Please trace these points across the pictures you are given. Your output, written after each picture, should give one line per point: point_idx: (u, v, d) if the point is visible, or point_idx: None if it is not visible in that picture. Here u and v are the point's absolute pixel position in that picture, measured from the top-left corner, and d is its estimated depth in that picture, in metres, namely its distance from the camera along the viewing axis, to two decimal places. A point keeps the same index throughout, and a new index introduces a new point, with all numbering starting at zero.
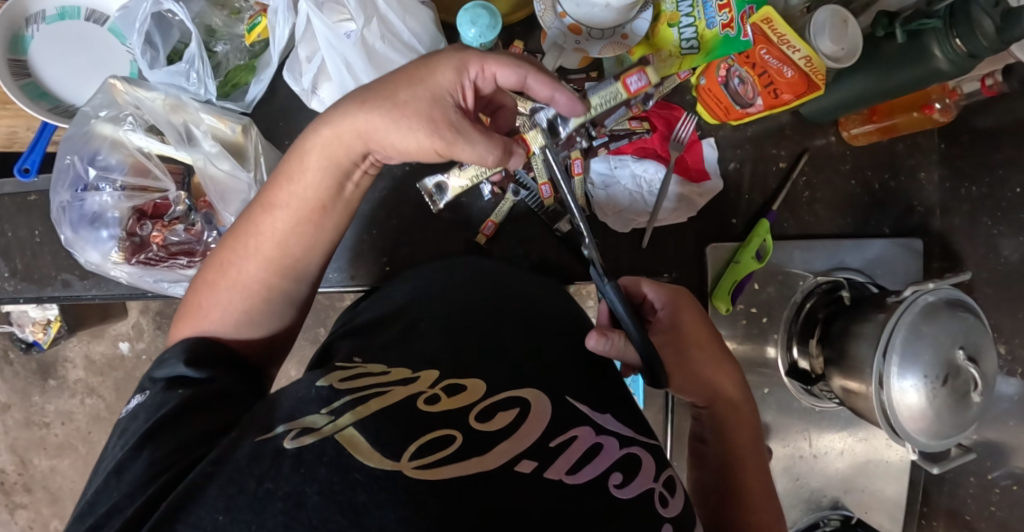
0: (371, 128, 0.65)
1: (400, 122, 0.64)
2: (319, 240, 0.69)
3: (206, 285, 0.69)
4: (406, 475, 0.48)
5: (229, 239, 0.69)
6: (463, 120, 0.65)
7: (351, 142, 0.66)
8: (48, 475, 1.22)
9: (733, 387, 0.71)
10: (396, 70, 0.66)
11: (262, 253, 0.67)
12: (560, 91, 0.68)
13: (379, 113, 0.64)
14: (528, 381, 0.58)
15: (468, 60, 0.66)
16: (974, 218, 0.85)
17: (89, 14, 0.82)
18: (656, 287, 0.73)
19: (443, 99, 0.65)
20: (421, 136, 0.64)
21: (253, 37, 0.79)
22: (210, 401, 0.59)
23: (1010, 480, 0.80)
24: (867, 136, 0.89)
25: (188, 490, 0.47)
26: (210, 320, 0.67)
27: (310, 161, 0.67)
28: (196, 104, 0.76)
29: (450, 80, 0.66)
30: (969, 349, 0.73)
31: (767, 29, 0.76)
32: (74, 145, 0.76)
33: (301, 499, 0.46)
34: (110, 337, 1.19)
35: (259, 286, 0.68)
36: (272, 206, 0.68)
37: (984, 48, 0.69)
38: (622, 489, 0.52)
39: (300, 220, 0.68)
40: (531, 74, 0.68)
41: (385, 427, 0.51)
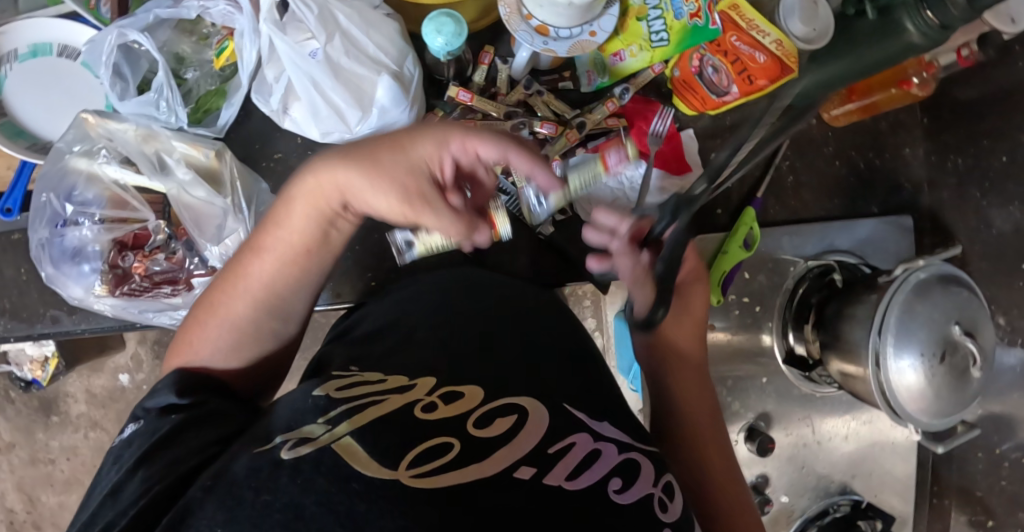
0: (352, 184, 0.63)
1: (376, 184, 0.63)
2: (305, 281, 0.67)
3: (196, 321, 0.67)
4: (404, 483, 0.46)
5: (219, 279, 0.68)
6: (435, 193, 0.63)
7: (331, 195, 0.64)
8: (58, 511, 1.23)
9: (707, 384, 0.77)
10: (386, 132, 0.64)
11: (250, 295, 0.65)
12: (540, 169, 0.64)
13: (358, 173, 0.62)
14: (524, 390, 0.56)
15: (451, 135, 0.64)
16: (963, 190, 0.84)
17: (61, 49, 0.81)
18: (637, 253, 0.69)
19: (421, 170, 0.63)
20: (393, 201, 0.63)
21: (221, 61, 0.79)
22: (205, 417, 0.58)
23: (1019, 454, 0.79)
24: (848, 116, 0.87)
25: (188, 506, 0.46)
26: (200, 356, 0.65)
27: (295, 210, 0.65)
28: (168, 132, 0.77)
29: (431, 151, 0.64)
30: (965, 324, 0.72)
31: (735, 14, 0.80)
32: (50, 181, 0.76)
33: (299, 511, 0.43)
34: (109, 370, 1.19)
35: (248, 324, 0.66)
36: (259, 251, 0.65)
37: (954, 18, 0.66)
38: (621, 494, 0.50)
39: (286, 265, 0.65)
40: (512, 149, 0.63)
41: (380, 436, 0.49)
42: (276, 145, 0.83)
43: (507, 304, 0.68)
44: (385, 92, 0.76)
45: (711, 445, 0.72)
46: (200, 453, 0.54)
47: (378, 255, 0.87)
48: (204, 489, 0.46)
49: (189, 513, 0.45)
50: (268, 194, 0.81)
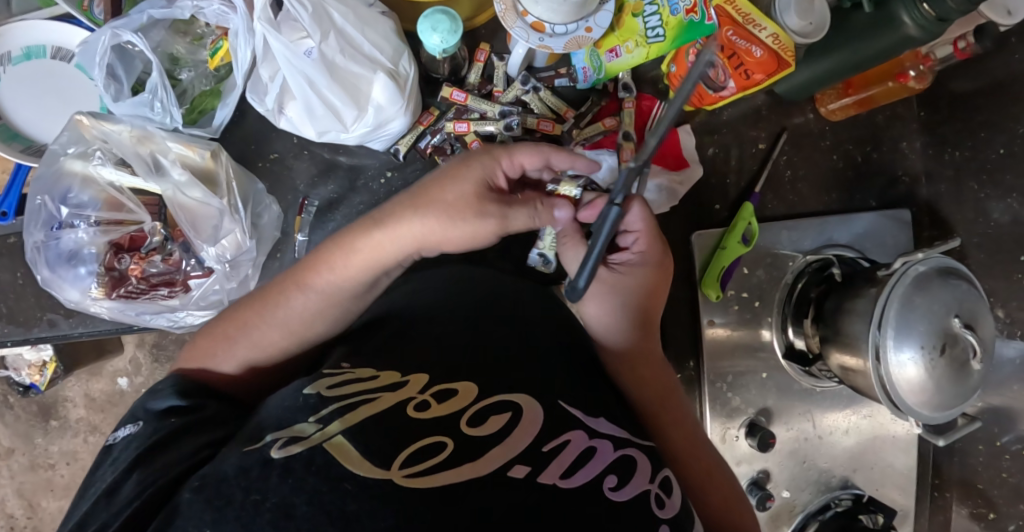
0: (425, 230, 0.65)
1: (456, 223, 0.64)
2: (343, 315, 0.68)
3: (222, 337, 0.67)
4: (395, 484, 0.45)
5: (252, 300, 0.68)
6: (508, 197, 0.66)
7: (404, 246, 0.65)
8: (58, 516, 1.22)
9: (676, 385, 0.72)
10: (429, 176, 0.67)
11: (288, 326, 0.66)
12: (582, 159, 0.69)
13: (435, 219, 0.64)
14: (522, 387, 0.55)
15: (499, 153, 0.67)
16: (960, 183, 0.84)
17: (55, 52, 0.80)
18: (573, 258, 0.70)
19: (485, 192, 0.65)
20: (478, 222, 0.65)
21: (216, 61, 0.79)
22: (200, 424, 0.58)
23: (1020, 446, 0.79)
24: (845, 110, 0.88)
25: (175, 508, 0.45)
26: (225, 374, 0.66)
27: (353, 259, 0.65)
28: (163, 133, 0.76)
29: (485, 173, 0.66)
30: (964, 316, 0.72)
31: (732, 9, 0.78)
32: (44, 184, 0.76)
33: (291, 510, 0.43)
34: (108, 374, 1.19)
35: (279, 352, 0.67)
36: (307, 286, 0.66)
37: (951, 10, 0.68)
38: (616, 491, 0.49)
39: (335, 305, 0.66)
40: (554, 154, 0.68)
41: (374, 435, 0.49)
42: (272, 146, 0.83)
43: (509, 302, 0.68)
44: (382, 91, 0.76)
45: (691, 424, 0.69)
46: (187, 457, 0.53)
47: None
48: (193, 489, 0.46)
49: (176, 514, 0.45)
50: (265, 196, 0.82)
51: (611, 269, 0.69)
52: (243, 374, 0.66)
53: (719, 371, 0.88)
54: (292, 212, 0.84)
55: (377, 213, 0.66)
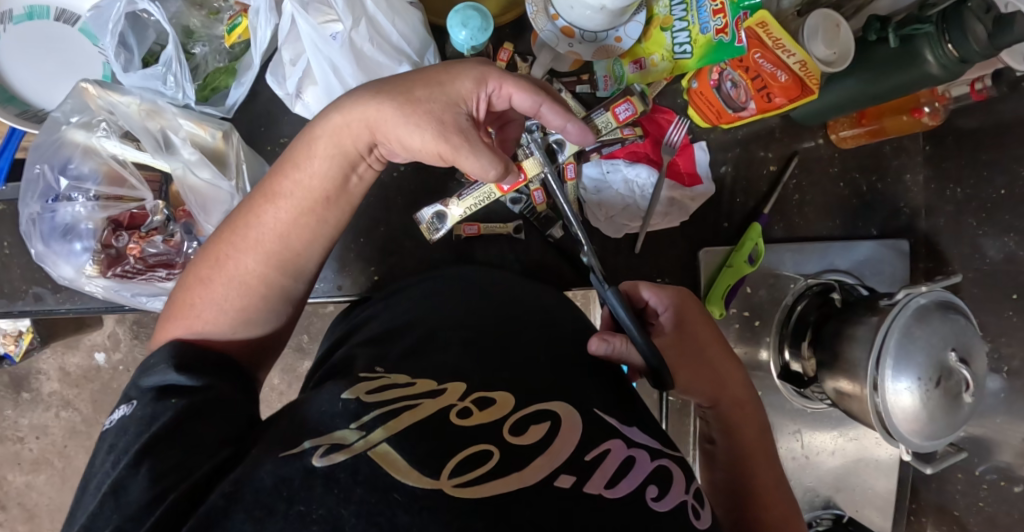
0: (380, 117, 0.63)
1: (410, 119, 0.62)
2: (322, 234, 0.66)
3: (199, 280, 0.64)
4: (446, 494, 0.46)
5: (226, 229, 0.65)
6: (472, 130, 0.63)
7: (359, 132, 0.64)
8: (24, 492, 1.18)
9: (738, 384, 0.72)
10: (418, 71, 0.65)
11: (263, 246, 0.63)
12: (573, 122, 0.67)
13: (392, 105, 0.62)
14: (556, 395, 0.56)
15: (489, 74, 0.65)
16: (960, 219, 0.86)
17: (59, 14, 0.79)
18: (656, 292, 0.72)
19: (457, 106, 0.64)
20: (428, 136, 0.62)
21: (233, 39, 0.75)
22: (206, 406, 0.55)
23: (996, 475, 0.82)
24: (855, 139, 0.90)
25: (211, 516, 0.45)
26: (204, 320, 0.62)
27: (317, 151, 0.65)
28: (174, 109, 0.74)
29: (468, 89, 0.64)
30: (960, 350, 0.73)
31: (762, 32, 0.76)
32: (43, 152, 0.73)
33: (339, 523, 0.44)
34: (85, 348, 1.15)
35: (258, 281, 0.64)
36: (276, 196, 0.64)
37: (975, 53, 0.69)
38: (658, 502, 0.51)
39: (303, 211, 0.64)
40: (546, 102, 0.66)
41: (418, 442, 0.50)
42: (282, 130, 0.80)
43: (526, 311, 0.67)
44: None
45: (755, 451, 0.70)
46: (210, 455, 0.52)
47: (383, 249, 0.86)
48: (226, 496, 0.46)
49: (212, 522, 0.45)
50: None
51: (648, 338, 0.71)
52: (231, 323, 0.63)
53: None
54: None
55: (343, 95, 0.65)
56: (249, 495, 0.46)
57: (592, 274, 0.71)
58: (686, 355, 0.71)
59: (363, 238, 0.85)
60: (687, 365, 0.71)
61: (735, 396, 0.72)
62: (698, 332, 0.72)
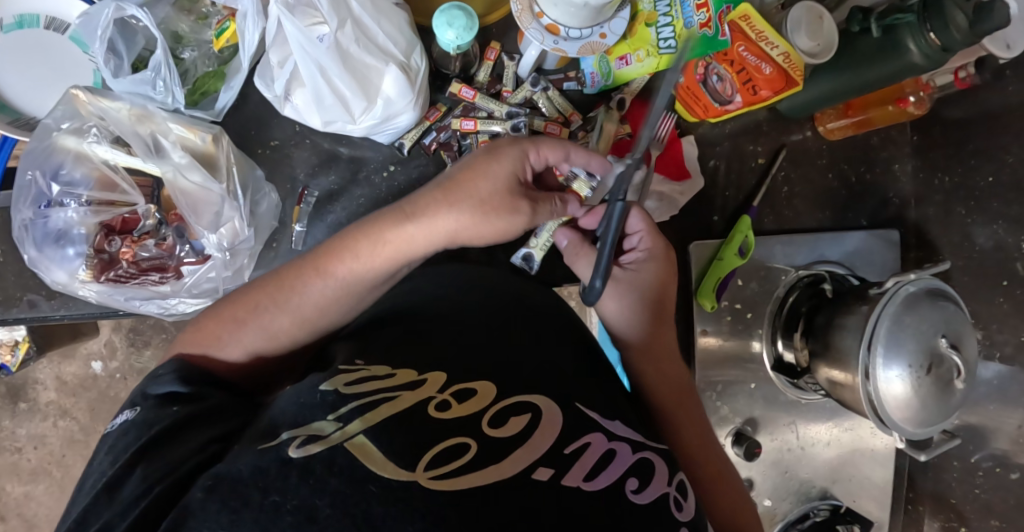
0: (454, 224, 0.66)
1: (485, 220, 0.66)
2: (353, 302, 0.68)
3: (229, 320, 0.66)
4: (421, 486, 0.47)
5: (266, 281, 0.67)
6: (533, 198, 0.68)
7: (433, 235, 0.66)
8: (23, 502, 1.18)
9: (665, 339, 0.73)
10: (462, 164, 0.68)
11: (303, 312, 0.66)
12: (575, 152, 0.69)
13: (470, 217, 0.65)
14: (539, 388, 0.57)
15: (529, 148, 0.68)
16: (948, 208, 0.87)
17: (49, 22, 0.80)
18: (647, 233, 0.73)
19: (515, 192, 0.67)
20: (503, 223, 0.67)
21: (221, 42, 0.77)
22: (201, 414, 0.57)
23: (992, 463, 0.82)
24: (842, 131, 0.90)
25: (188, 508, 0.46)
26: (225, 355, 0.64)
27: (382, 246, 0.66)
28: (164, 113, 0.75)
29: (515, 167, 0.67)
30: (951, 337, 0.73)
31: (745, 25, 0.77)
32: (36, 159, 0.73)
33: (313, 514, 0.44)
34: (82, 356, 1.16)
35: (286, 335, 0.66)
36: (328, 273, 0.66)
37: (957, 42, 0.70)
38: (639, 494, 0.51)
39: (349, 286, 0.66)
40: (575, 150, 0.70)
41: (394, 436, 0.50)
42: (272, 132, 0.82)
43: (515, 303, 0.69)
44: (393, 85, 0.76)
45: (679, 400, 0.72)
46: (197, 450, 0.52)
47: None
48: (205, 490, 0.47)
49: (190, 515, 0.45)
50: (264, 182, 0.80)
51: (622, 269, 0.73)
52: (250, 359, 0.66)
53: (709, 380, 0.90)
54: (291, 201, 0.82)
55: (412, 201, 0.67)
56: (226, 485, 0.46)
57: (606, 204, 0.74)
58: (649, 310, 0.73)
59: None
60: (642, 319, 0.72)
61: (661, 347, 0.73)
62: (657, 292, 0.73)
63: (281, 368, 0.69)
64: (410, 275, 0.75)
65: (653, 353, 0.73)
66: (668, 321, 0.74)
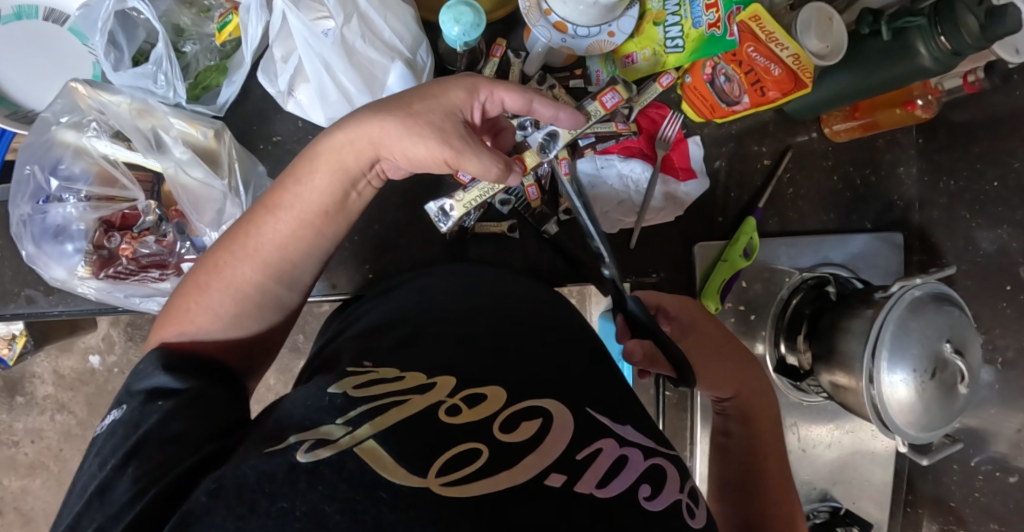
0: (384, 135, 0.64)
1: (413, 132, 0.63)
2: (314, 247, 0.65)
3: (196, 286, 0.64)
4: (433, 493, 0.46)
5: (227, 238, 0.65)
6: (471, 134, 0.64)
7: (363, 149, 0.65)
8: (20, 496, 1.17)
9: (750, 376, 0.73)
10: (409, 89, 0.67)
11: (260, 255, 0.63)
12: (564, 110, 0.70)
13: (394, 123, 0.63)
14: (548, 392, 0.57)
15: (480, 84, 0.66)
16: (953, 212, 0.87)
17: (48, 14, 0.78)
18: (669, 296, 0.78)
19: (454, 115, 0.65)
20: (430, 143, 0.63)
21: (224, 36, 0.75)
22: (192, 408, 0.55)
23: (991, 466, 0.82)
24: (848, 133, 0.90)
25: (192, 512, 0.45)
26: (197, 325, 0.62)
27: (320, 166, 0.65)
28: (165, 108, 0.73)
29: (461, 100, 0.66)
30: (956, 342, 0.73)
31: (755, 26, 0.77)
32: (34, 152, 0.72)
33: (322, 520, 0.43)
34: (80, 350, 1.15)
35: (254, 289, 0.63)
36: (276, 208, 0.64)
37: (967, 45, 0.69)
38: (652, 501, 0.51)
39: (302, 223, 0.64)
40: (537, 98, 0.68)
41: (404, 440, 0.50)
42: (275, 128, 0.80)
43: (510, 303, 0.68)
44: (397, 80, 0.74)
45: (764, 445, 0.70)
46: (195, 450, 0.52)
47: (377, 247, 0.85)
48: (209, 494, 0.46)
49: (194, 519, 0.44)
50: (266, 178, 0.78)
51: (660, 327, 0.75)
52: (228, 329, 0.63)
53: None
54: None
55: (347, 115, 0.66)
56: (231, 489, 0.45)
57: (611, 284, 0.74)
58: (706, 351, 0.74)
59: (357, 236, 0.85)
60: (709, 361, 0.73)
61: (753, 384, 0.73)
62: (709, 334, 0.75)
63: (264, 334, 0.66)
64: (416, 273, 0.74)
65: (750, 396, 0.73)
66: (744, 364, 0.74)
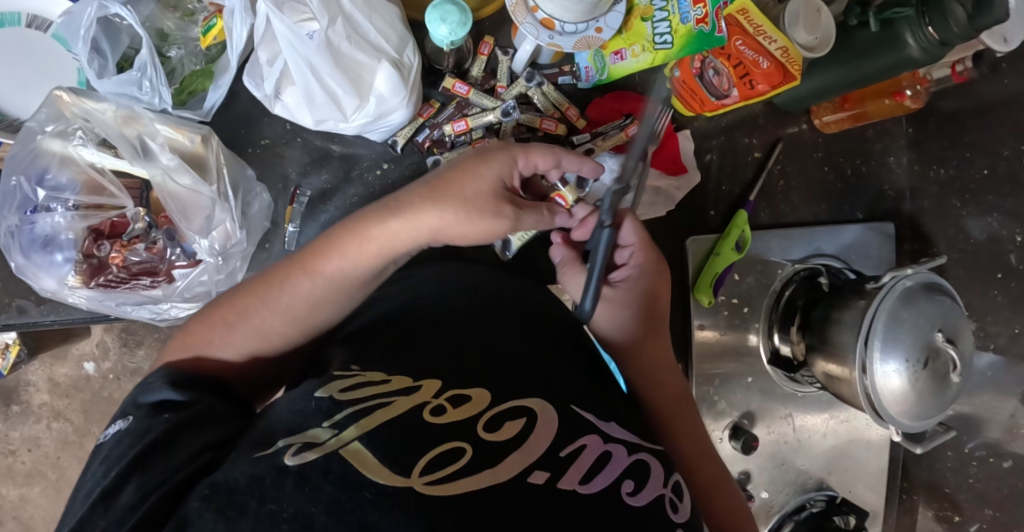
0: (442, 223, 0.64)
1: (470, 218, 0.64)
2: (342, 306, 0.66)
3: (218, 325, 0.63)
4: (417, 492, 0.46)
5: (254, 283, 0.65)
6: (516, 202, 0.66)
7: (419, 235, 0.64)
8: (19, 505, 1.17)
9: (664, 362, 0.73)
10: (454, 163, 0.66)
11: (296, 316, 0.64)
12: (588, 164, 0.69)
13: (455, 212, 0.63)
14: (534, 390, 0.57)
15: (517, 153, 0.67)
16: (943, 200, 0.87)
17: (30, 21, 0.77)
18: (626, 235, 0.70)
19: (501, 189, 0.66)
20: (487, 224, 0.65)
21: (208, 40, 0.75)
22: (195, 421, 0.55)
23: (985, 452, 0.83)
24: (839, 124, 0.90)
25: (184, 517, 0.45)
26: (219, 360, 0.63)
27: (367, 248, 0.64)
28: (150, 114, 0.73)
29: (503, 171, 0.66)
30: (946, 331, 0.74)
31: (743, 19, 0.77)
32: (19, 163, 0.72)
33: (307, 520, 0.44)
34: (74, 358, 1.14)
35: (280, 339, 0.65)
36: (315, 274, 0.64)
37: (955, 36, 0.69)
38: (634, 496, 0.51)
39: (340, 292, 0.65)
40: (565, 155, 0.68)
41: (388, 442, 0.50)
42: (263, 131, 0.81)
43: (503, 305, 0.68)
44: (385, 82, 0.74)
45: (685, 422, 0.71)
46: (189, 459, 0.51)
47: None
48: (202, 498, 0.46)
49: (186, 524, 0.45)
50: (255, 182, 0.79)
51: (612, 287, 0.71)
52: (246, 363, 0.64)
53: (705, 374, 0.90)
54: (283, 201, 0.82)
55: (397, 198, 0.65)
56: (222, 494, 0.46)
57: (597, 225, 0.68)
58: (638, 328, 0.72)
59: None
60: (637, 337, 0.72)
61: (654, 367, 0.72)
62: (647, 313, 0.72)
63: (273, 364, 0.66)
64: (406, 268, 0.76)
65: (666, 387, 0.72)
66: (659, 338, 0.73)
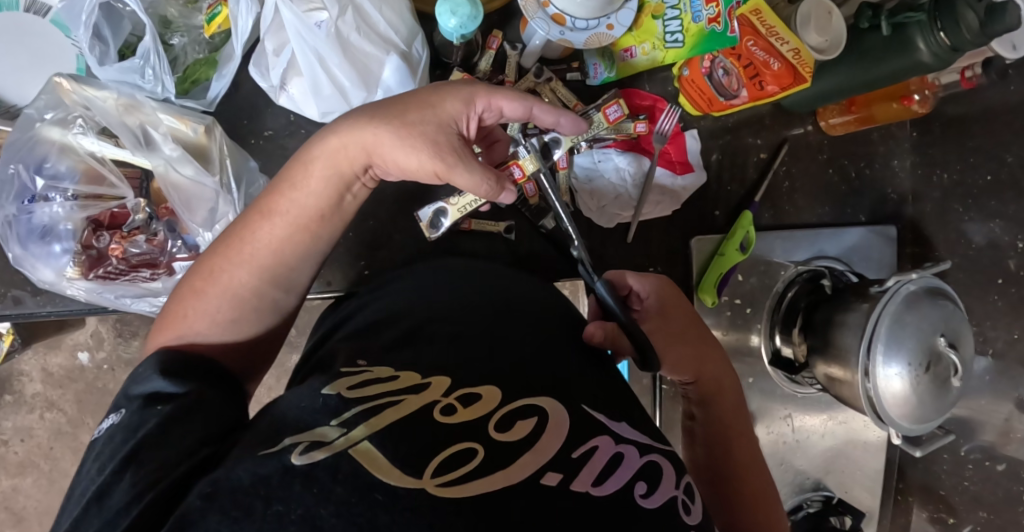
0: (377, 141, 0.63)
1: (407, 141, 0.63)
2: (310, 251, 0.65)
3: (192, 292, 0.63)
4: (428, 494, 0.46)
5: (219, 244, 0.65)
6: (464, 147, 0.65)
7: (356, 154, 0.64)
8: (10, 495, 1.15)
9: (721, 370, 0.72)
10: (406, 94, 0.66)
11: (257, 261, 0.63)
12: (565, 115, 0.70)
13: (388, 129, 0.63)
14: (544, 389, 0.56)
15: (477, 93, 0.66)
16: (946, 205, 0.87)
17: (28, 6, 0.75)
18: (641, 279, 0.74)
19: (448, 126, 0.65)
20: (423, 155, 0.63)
21: (213, 28, 0.73)
22: (191, 412, 0.54)
23: (980, 454, 0.83)
24: (845, 126, 0.90)
25: (187, 516, 0.44)
26: (195, 329, 0.61)
27: (313, 171, 0.64)
28: (153, 104, 0.72)
29: (456, 105, 0.65)
30: (949, 336, 0.74)
31: (756, 19, 0.77)
32: (17, 152, 0.71)
33: (317, 522, 0.43)
34: (67, 347, 1.13)
35: (250, 293, 0.63)
36: (271, 212, 0.64)
37: (966, 42, 0.69)
38: (647, 498, 0.51)
39: (297, 229, 0.64)
40: (537, 104, 0.68)
41: (398, 442, 0.49)
42: (266, 122, 0.79)
43: (503, 302, 0.67)
44: (392, 73, 0.73)
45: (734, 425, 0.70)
46: (187, 454, 0.50)
47: (371, 243, 0.84)
48: (204, 499, 0.45)
49: (190, 523, 0.44)
50: (258, 174, 0.78)
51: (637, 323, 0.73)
52: (230, 338, 0.63)
53: None
54: None
55: (337, 120, 0.65)
56: (226, 494, 0.45)
57: (580, 266, 0.75)
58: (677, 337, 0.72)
59: (352, 231, 0.84)
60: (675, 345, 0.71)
61: (713, 375, 0.71)
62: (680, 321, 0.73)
63: (258, 338, 0.65)
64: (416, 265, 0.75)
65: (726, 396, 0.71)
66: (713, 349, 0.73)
